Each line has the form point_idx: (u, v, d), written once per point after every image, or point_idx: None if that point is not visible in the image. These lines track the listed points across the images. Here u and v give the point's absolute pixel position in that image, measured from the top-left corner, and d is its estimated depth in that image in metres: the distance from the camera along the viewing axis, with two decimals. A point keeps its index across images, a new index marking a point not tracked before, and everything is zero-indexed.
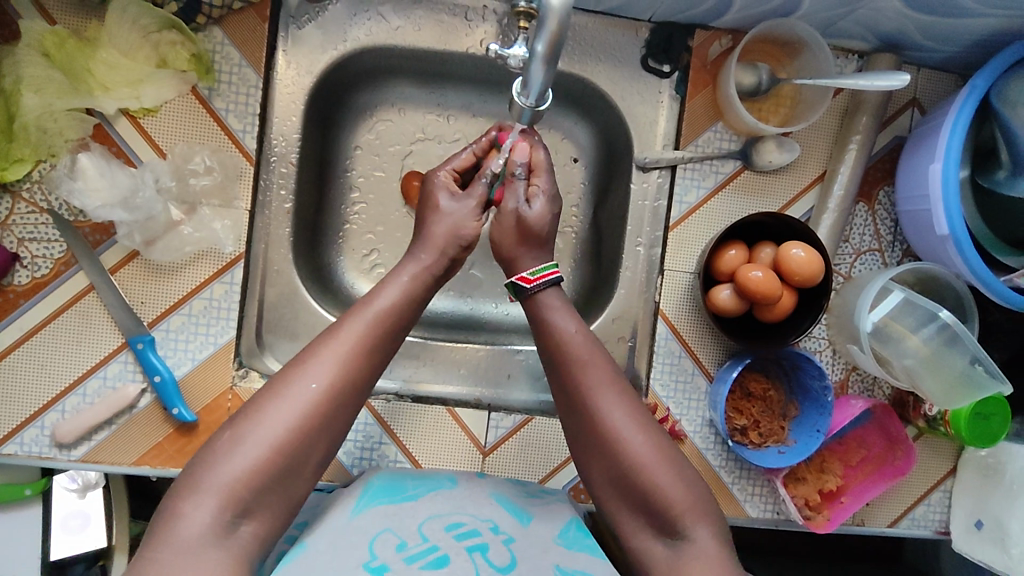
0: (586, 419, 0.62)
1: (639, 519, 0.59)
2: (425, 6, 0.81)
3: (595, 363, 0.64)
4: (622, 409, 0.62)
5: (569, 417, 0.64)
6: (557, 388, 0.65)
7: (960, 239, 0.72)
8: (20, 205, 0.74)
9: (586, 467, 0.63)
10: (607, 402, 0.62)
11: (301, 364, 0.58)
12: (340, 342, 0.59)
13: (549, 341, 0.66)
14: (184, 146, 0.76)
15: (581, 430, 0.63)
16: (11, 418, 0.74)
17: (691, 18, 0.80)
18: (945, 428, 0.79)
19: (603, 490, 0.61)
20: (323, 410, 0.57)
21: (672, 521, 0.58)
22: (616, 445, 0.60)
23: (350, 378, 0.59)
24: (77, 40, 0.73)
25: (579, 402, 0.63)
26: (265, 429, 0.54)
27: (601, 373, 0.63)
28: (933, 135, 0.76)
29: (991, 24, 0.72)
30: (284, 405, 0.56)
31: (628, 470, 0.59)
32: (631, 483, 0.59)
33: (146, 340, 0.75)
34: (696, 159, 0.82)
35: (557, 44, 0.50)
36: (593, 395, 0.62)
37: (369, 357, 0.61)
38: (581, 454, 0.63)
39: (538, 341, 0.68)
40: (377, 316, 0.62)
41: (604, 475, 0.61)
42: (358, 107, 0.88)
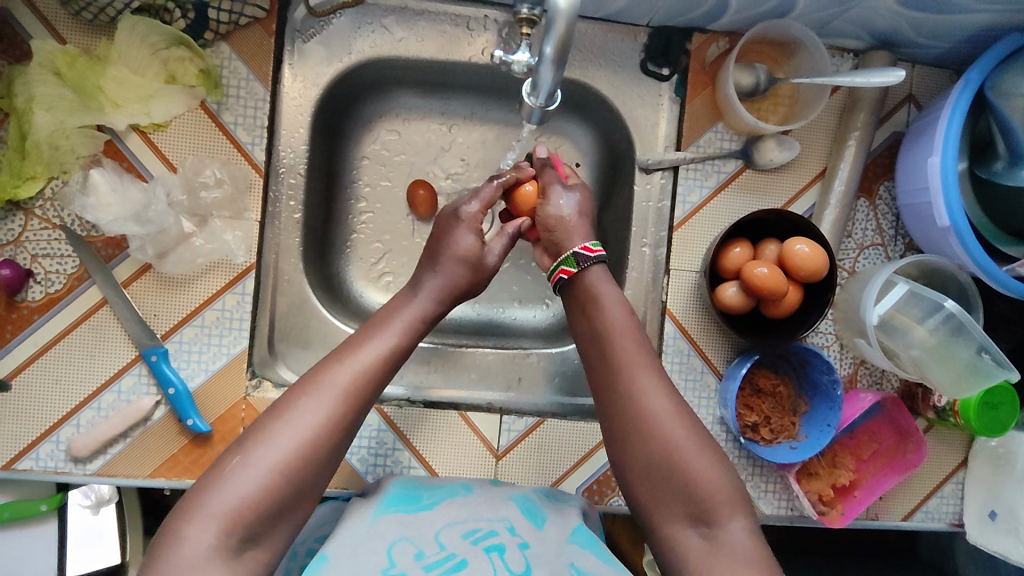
0: (623, 394, 0.63)
1: (669, 508, 0.59)
2: (428, 17, 0.82)
3: (635, 343, 0.66)
4: (661, 388, 0.63)
5: (605, 396, 0.65)
6: (596, 368, 0.67)
7: (960, 230, 0.73)
8: (33, 222, 0.75)
9: (616, 448, 0.63)
10: (646, 380, 0.63)
11: (306, 389, 0.58)
12: (345, 369, 0.60)
13: (591, 318, 0.68)
14: (194, 159, 0.77)
15: (616, 410, 0.63)
16: (26, 434, 0.75)
17: (689, 22, 0.82)
18: (955, 419, 0.79)
19: (631, 472, 0.61)
20: (328, 435, 0.57)
21: (708, 506, 0.57)
22: (651, 424, 0.61)
23: (357, 403, 0.59)
24: (87, 58, 0.74)
25: (618, 381, 0.64)
26: (269, 452, 0.54)
27: (641, 353, 0.65)
28: (931, 129, 0.77)
29: (983, 19, 0.74)
30: (288, 428, 0.56)
31: (662, 450, 0.59)
32: (661, 464, 0.59)
33: (160, 352, 0.75)
34: (698, 159, 0.84)
35: (565, 46, 0.51)
36: (635, 377, 0.63)
37: (376, 384, 0.61)
38: (613, 436, 0.63)
39: (580, 319, 0.70)
40: (384, 346, 0.63)
41: (635, 448, 0.61)
42: (364, 118, 0.90)
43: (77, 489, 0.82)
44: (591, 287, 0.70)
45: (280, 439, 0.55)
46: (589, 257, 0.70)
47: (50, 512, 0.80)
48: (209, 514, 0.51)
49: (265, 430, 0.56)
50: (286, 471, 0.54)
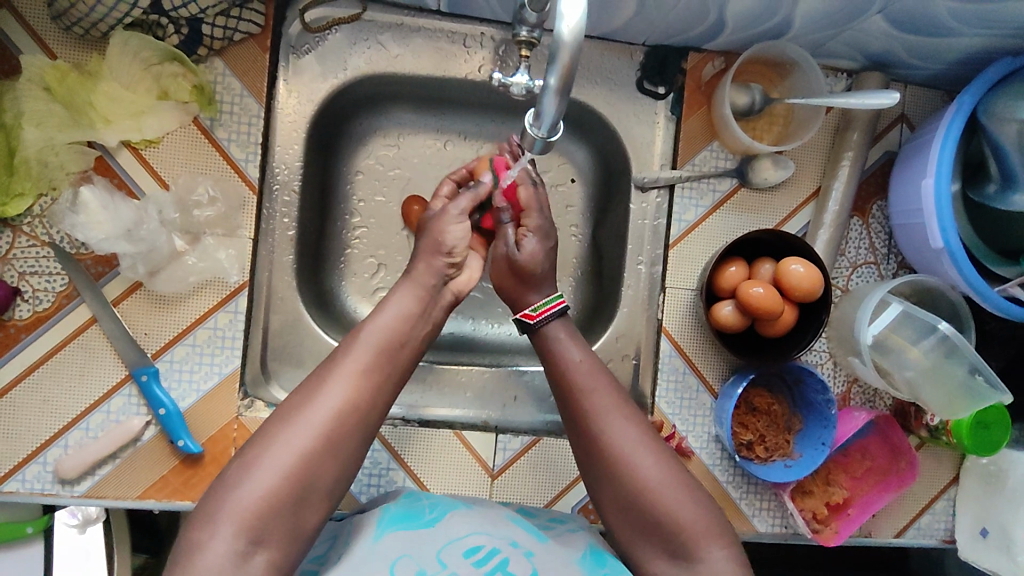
0: (593, 440, 0.63)
1: (650, 544, 0.60)
2: (424, 34, 0.82)
3: (601, 384, 0.65)
4: (629, 429, 0.62)
5: (578, 444, 0.65)
6: (566, 409, 0.67)
7: (954, 252, 0.74)
8: (21, 239, 0.73)
9: (596, 486, 0.63)
10: (613, 424, 0.62)
11: (306, 395, 0.58)
12: (345, 371, 0.60)
13: (556, 361, 0.68)
14: (187, 176, 0.76)
15: (589, 451, 0.63)
16: (12, 454, 0.73)
17: (685, 41, 0.82)
18: (947, 437, 0.80)
19: (613, 511, 0.62)
20: (332, 435, 0.57)
21: (684, 542, 0.58)
22: (623, 467, 0.61)
23: (358, 402, 0.59)
24: (78, 73, 0.73)
25: (586, 422, 0.64)
26: (276, 458, 0.54)
27: (606, 393, 0.65)
28: (925, 151, 0.78)
29: (976, 43, 0.75)
30: (291, 435, 0.56)
31: (638, 491, 0.60)
32: (639, 504, 0.60)
33: (150, 372, 0.74)
34: (694, 178, 0.84)
35: (570, 76, 0.51)
36: (600, 423, 0.63)
37: (377, 382, 0.61)
38: (590, 475, 0.63)
39: (546, 364, 0.69)
40: (382, 342, 0.63)
41: (610, 495, 0.61)
42: (358, 133, 0.89)
43: (63, 509, 0.80)
44: (556, 334, 0.70)
45: (275, 470, 0.54)
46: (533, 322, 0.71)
47: (37, 534, 0.79)
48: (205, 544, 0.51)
49: (268, 442, 0.55)
50: (292, 475, 0.54)
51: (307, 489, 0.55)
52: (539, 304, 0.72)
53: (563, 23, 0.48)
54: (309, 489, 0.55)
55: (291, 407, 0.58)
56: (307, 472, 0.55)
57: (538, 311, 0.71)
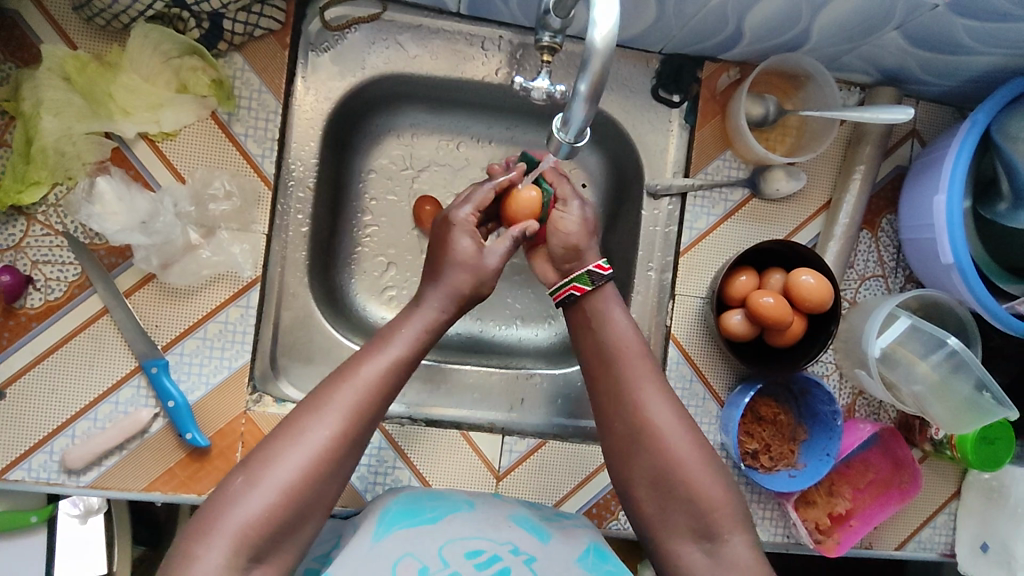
0: (630, 411, 0.63)
1: (674, 521, 0.59)
2: (443, 35, 0.82)
3: (641, 358, 0.66)
4: (667, 404, 0.63)
5: (611, 415, 0.64)
6: (598, 382, 0.67)
7: (964, 268, 0.74)
8: (35, 228, 0.73)
9: (620, 462, 0.63)
10: (654, 394, 0.63)
11: (311, 411, 0.57)
12: (355, 378, 0.60)
13: (597, 333, 0.68)
14: (203, 170, 0.76)
15: (622, 424, 0.63)
16: (19, 443, 0.73)
17: (701, 51, 0.83)
18: (951, 452, 0.81)
19: (638, 487, 0.61)
20: (334, 457, 0.56)
21: (711, 520, 0.58)
22: (660, 438, 0.61)
23: (360, 421, 0.58)
24: (98, 64, 0.73)
25: (623, 395, 0.64)
26: (279, 475, 0.54)
27: (647, 367, 0.65)
28: (936, 167, 0.79)
29: (990, 62, 0.75)
30: (296, 452, 0.55)
31: (670, 465, 0.60)
32: (670, 479, 0.60)
33: (160, 364, 0.74)
34: (707, 187, 0.84)
35: (601, 83, 0.51)
36: (642, 393, 0.63)
37: (381, 399, 0.60)
38: (617, 449, 0.63)
39: (584, 330, 0.69)
40: (391, 357, 0.62)
41: (641, 471, 0.61)
42: (372, 132, 0.89)
43: (66, 499, 0.80)
44: (597, 306, 0.69)
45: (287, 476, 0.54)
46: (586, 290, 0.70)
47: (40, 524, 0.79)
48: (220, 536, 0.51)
49: (272, 459, 0.55)
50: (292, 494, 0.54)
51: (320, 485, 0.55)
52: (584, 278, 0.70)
53: (596, 30, 0.49)
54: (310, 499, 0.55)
55: (299, 411, 0.58)
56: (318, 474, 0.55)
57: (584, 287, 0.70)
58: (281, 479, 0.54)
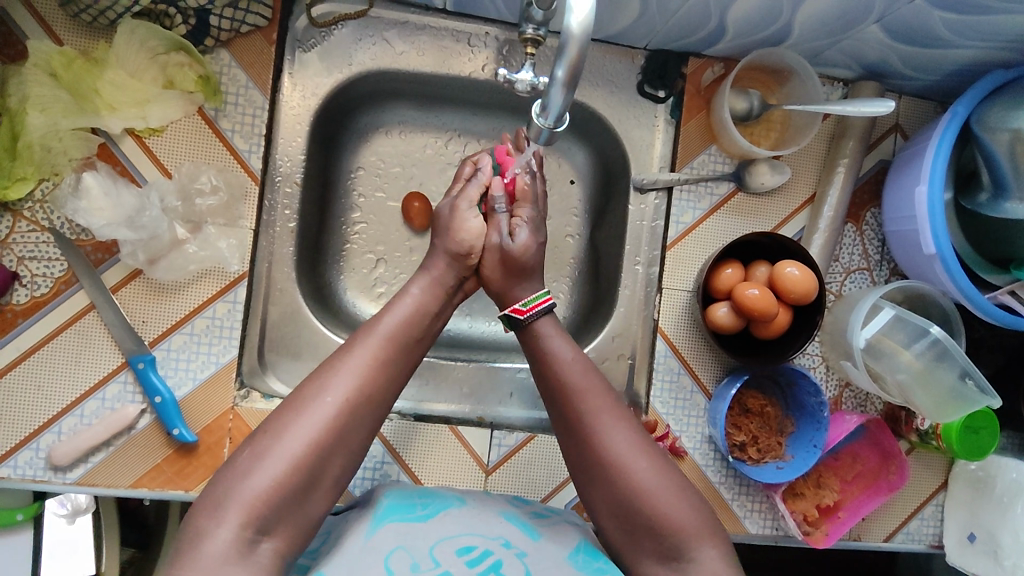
0: (586, 443, 0.62)
1: (640, 546, 0.59)
2: (429, 31, 0.83)
3: (595, 386, 0.65)
4: (622, 431, 0.62)
5: (571, 445, 0.64)
6: (557, 415, 0.66)
7: (946, 257, 0.75)
8: (21, 224, 0.73)
9: (587, 489, 0.63)
10: (607, 424, 0.62)
11: (316, 383, 0.57)
12: (356, 356, 0.59)
13: (548, 366, 0.67)
14: (190, 165, 0.76)
15: (581, 454, 0.63)
16: (6, 440, 0.73)
17: (686, 46, 0.84)
18: (937, 441, 0.82)
19: (603, 514, 0.61)
20: (343, 428, 0.56)
21: (676, 543, 0.58)
22: (616, 471, 0.60)
23: (369, 394, 0.58)
24: (84, 60, 0.73)
25: (578, 426, 0.63)
26: (287, 446, 0.53)
27: (599, 397, 0.64)
28: (918, 159, 0.79)
29: (970, 55, 0.76)
30: (303, 421, 0.55)
31: (626, 494, 0.59)
32: (630, 506, 0.59)
33: (147, 359, 0.74)
34: (692, 181, 0.85)
35: (578, 69, 0.52)
36: (595, 424, 0.62)
37: (387, 375, 0.60)
38: (582, 478, 0.63)
39: (537, 368, 0.69)
40: (386, 339, 0.62)
41: (604, 499, 0.61)
42: (360, 129, 0.90)
43: (53, 498, 0.79)
44: (546, 337, 0.69)
45: (285, 447, 0.53)
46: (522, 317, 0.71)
47: (26, 522, 0.78)
48: (205, 524, 0.50)
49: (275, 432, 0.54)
50: (302, 470, 0.53)
51: (325, 464, 0.55)
52: (528, 299, 0.72)
53: (573, 16, 0.49)
54: (319, 465, 0.54)
55: (302, 390, 0.57)
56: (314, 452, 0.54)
57: (527, 307, 0.71)
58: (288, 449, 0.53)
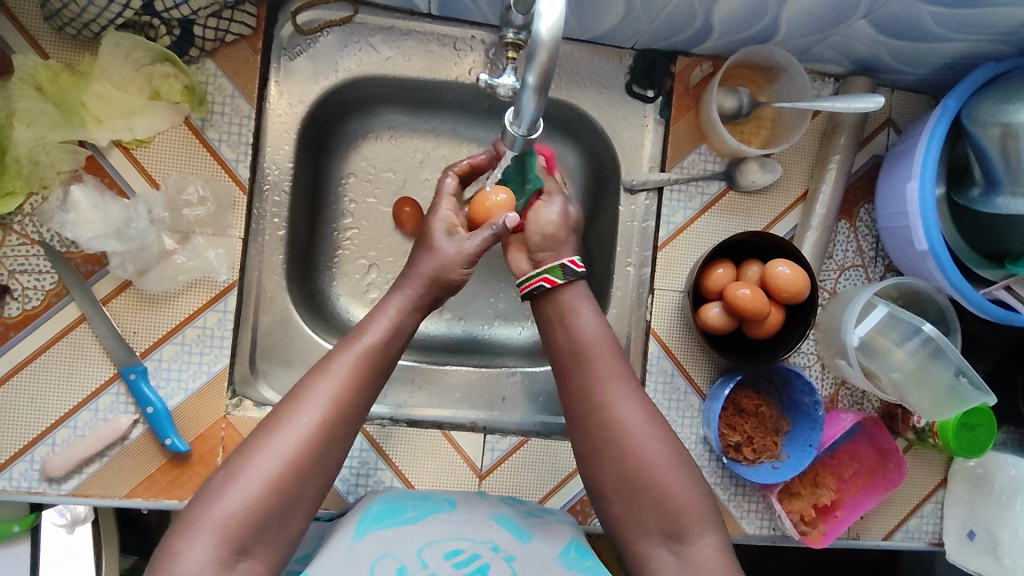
0: (597, 415, 0.63)
1: (642, 523, 0.58)
2: (415, 36, 0.82)
3: (612, 358, 0.66)
4: (637, 405, 0.62)
5: (580, 416, 0.64)
6: (569, 385, 0.66)
7: (938, 253, 0.74)
8: (11, 238, 0.73)
9: (590, 461, 0.62)
10: (621, 397, 0.63)
11: (291, 401, 0.58)
12: (330, 371, 0.59)
13: (566, 332, 0.68)
14: (177, 176, 0.77)
15: (591, 423, 0.63)
16: (1, 452, 0.73)
17: (673, 45, 0.83)
18: (933, 440, 0.81)
19: (606, 488, 0.61)
20: (318, 444, 0.56)
21: (680, 522, 0.57)
22: (626, 441, 0.60)
23: (343, 409, 0.58)
24: (70, 73, 0.74)
25: (593, 395, 0.64)
26: (262, 465, 0.54)
27: (616, 368, 0.65)
28: (910, 155, 0.79)
29: (959, 49, 0.75)
30: (278, 440, 0.55)
31: (635, 465, 0.59)
32: (635, 478, 0.59)
33: (139, 370, 0.74)
34: (682, 181, 0.84)
35: (548, 74, 0.51)
36: (609, 395, 0.63)
37: (361, 390, 0.60)
38: (587, 449, 0.63)
39: (554, 338, 0.69)
40: (366, 348, 0.62)
41: (608, 472, 0.61)
42: (349, 135, 0.90)
43: (51, 508, 0.80)
44: (569, 304, 0.69)
45: (258, 469, 0.54)
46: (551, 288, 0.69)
47: (23, 533, 0.79)
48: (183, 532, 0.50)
49: (254, 449, 0.55)
50: (280, 484, 0.54)
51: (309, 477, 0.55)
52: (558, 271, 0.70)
53: (541, 23, 0.49)
54: (296, 483, 0.54)
55: (279, 410, 0.57)
56: (289, 472, 0.54)
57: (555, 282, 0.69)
58: (261, 471, 0.53)
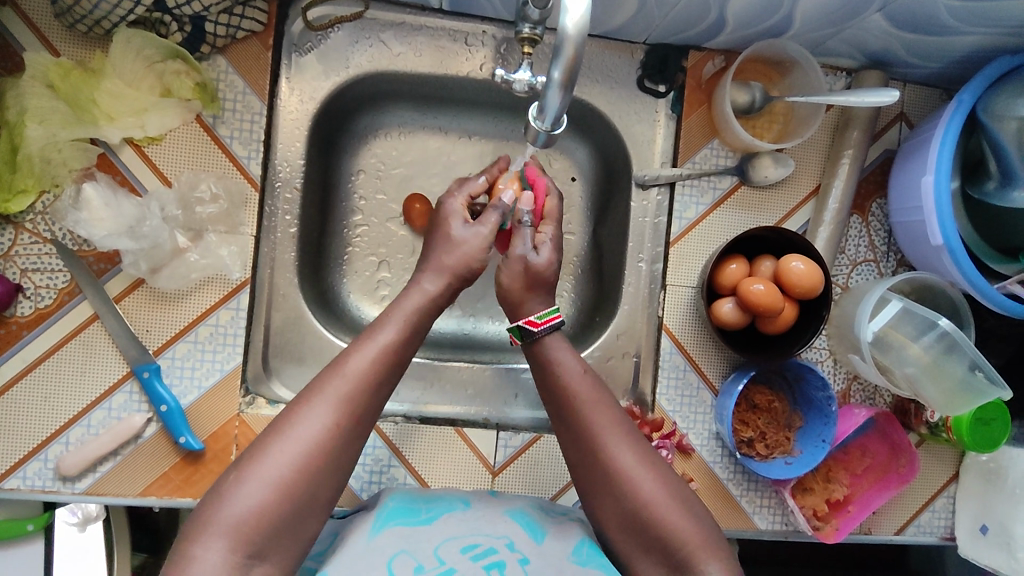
0: (592, 459, 0.61)
1: (652, 563, 0.58)
2: (426, 32, 0.82)
3: (598, 400, 0.64)
4: (628, 449, 0.61)
5: (578, 460, 0.63)
6: (563, 429, 0.65)
7: (953, 248, 0.74)
8: (23, 236, 0.73)
9: (593, 502, 0.62)
10: (612, 440, 0.62)
11: (302, 404, 0.56)
12: (341, 373, 0.58)
13: (553, 380, 0.66)
14: (189, 173, 0.76)
15: (586, 468, 0.62)
16: (14, 451, 0.73)
17: (686, 40, 0.83)
18: (947, 434, 0.81)
19: (613, 530, 0.60)
20: (328, 448, 0.55)
21: (685, 556, 0.57)
22: (623, 486, 0.59)
23: (357, 411, 0.57)
24: (81, 71, 0.73)
25: (583, 439, 0.62)
26: (272, 469, 0.53)
27: (603, 411, 0.63)
28: (924, 149, 0.78)
29: (975, 42, 0.75)
30: (288, 443, 0.54)
31: (636, 509, 0.59)
32: (639, 520, 0.58)
33: (152, 368, 0.74)
34: (694, 176, 0.84)
35: (575, 70, 0.51)
36: (602, 438, 0.62)
37: (375, 392, 0.59)
38: (588, 492, 0.62)
39: (541, 382, 0.68)
40: (381, 348, 0.60)
41: (614, 514, 0.60)
42: (359, 131, 0.89)
43: (64, 507, 0.80)
44: (551, 350, 0.68)
45: (268, 472, 0.53)
46: (534, 330, 0.68)
47: (37, 531, 0.78)
48: (203, 523, 0.50)
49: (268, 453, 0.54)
50: (290, 485, 0.53)
51: (329, 477, 0.55)
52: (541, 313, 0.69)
53: (568, 17, 0.49)
54: (307, 487, 0.53)
55: (289, 412, 0.56)
56: (301, 476, 0.53)
57: (540, 320, 0.68)
58: (272, 474, 0.52)
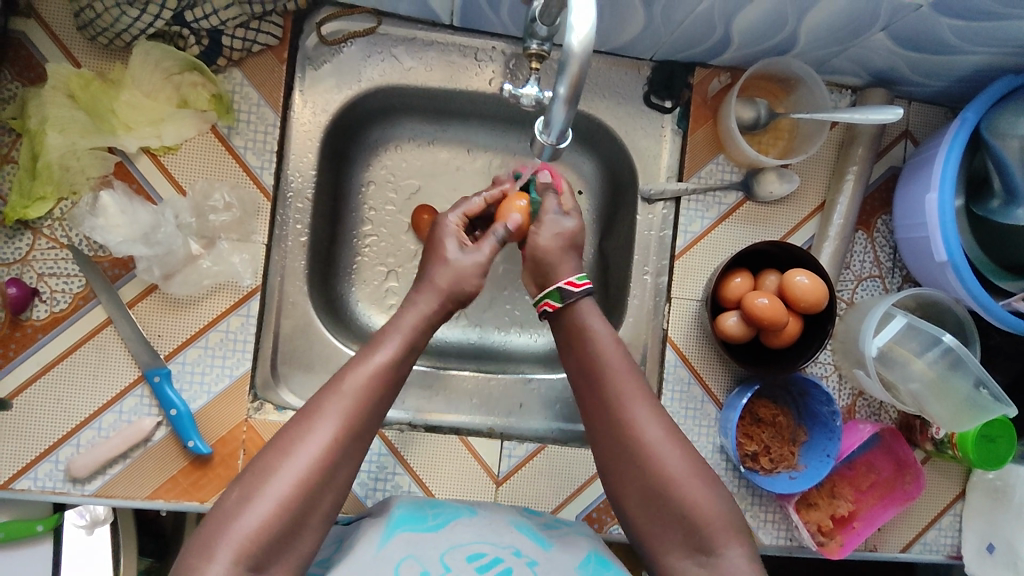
0: (619, 430, 0.62)
1: (670, 538, 0.59)
2: (437, 47, 0.84)
3: (628, 373, 0.65)
4: (656, 420, 0.62)
5: (601, 431, 0.64)
6: (589, 400, 0.66)
7: (958, 265, 0.74)
8: (40, 241, 0.75)
9: (613, 473, 0.62)
10: (638, 410, 0.62)
11: (306, 421, 0.57)
12: (337, 392, 0.59)
13: (582, 349, 0.67)
14: (204, 182, 0.78)
15: (611, 440, 0.62)
16: (25, 452, 0.74)
17: (692, 57, 0.84)
18: (952, 451, 0.81)
19: (632, 505, 0.61)
20: (332, 464, 0.56)
21: (707, 534, 0.57)
22: (648, 457, 0.60)
23: (357, 428, 0.58)
24: (101, 81, 0.76)
25: (611, 411, 0.63)
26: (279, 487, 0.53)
27: (634, 384, 0.64)
28: (928, 165, 0.79)
29: (978, 62, 0.76)
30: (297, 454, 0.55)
31: (659, 482, 0.59)
32: (659, 493, 0.59)
33: (163, 373, 0.76)
34: (699, 191, 0.85)
35: (579, 84, 0.53)
36: (627, 410, 0.62)
37: (372, 408, 0.60)
38: (610, 462, 0.63)
39: (570, 351, 0.69)
40: (376, 367, 0.61)
41: (635, 487, 0.60)
42: (370, 144, 0.91)
43: (72, 510, 0.80)
44: (581, 320, 0.69)
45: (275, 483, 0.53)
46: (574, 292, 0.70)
47: (46, 532, 0.79)
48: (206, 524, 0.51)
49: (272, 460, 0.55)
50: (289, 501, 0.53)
51: (330, 482, 0.56)
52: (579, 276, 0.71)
53: (573, 35, 0.50)
54: (308, 495, 0.54)
55: (295, 428, 0.57)
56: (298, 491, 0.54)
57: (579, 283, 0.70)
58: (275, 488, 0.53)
